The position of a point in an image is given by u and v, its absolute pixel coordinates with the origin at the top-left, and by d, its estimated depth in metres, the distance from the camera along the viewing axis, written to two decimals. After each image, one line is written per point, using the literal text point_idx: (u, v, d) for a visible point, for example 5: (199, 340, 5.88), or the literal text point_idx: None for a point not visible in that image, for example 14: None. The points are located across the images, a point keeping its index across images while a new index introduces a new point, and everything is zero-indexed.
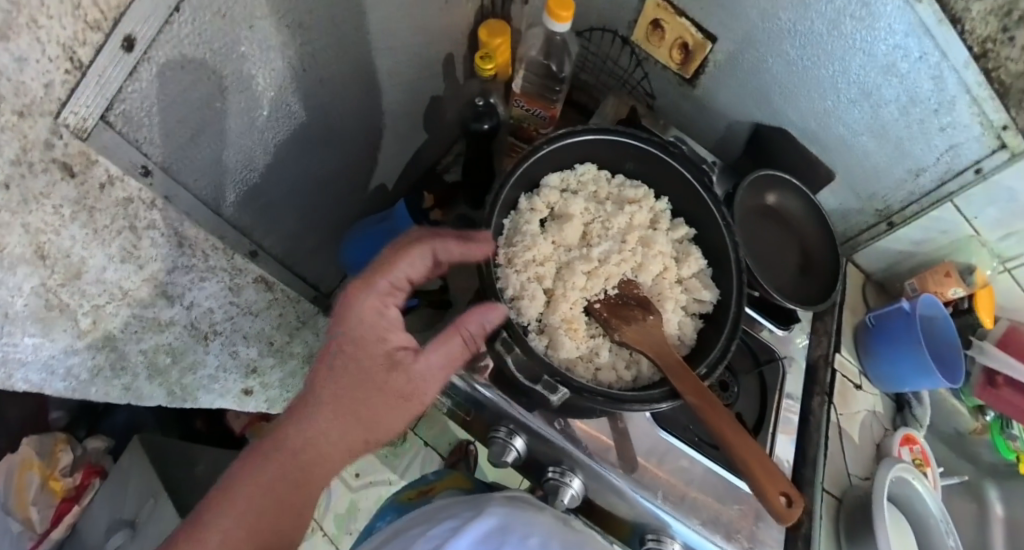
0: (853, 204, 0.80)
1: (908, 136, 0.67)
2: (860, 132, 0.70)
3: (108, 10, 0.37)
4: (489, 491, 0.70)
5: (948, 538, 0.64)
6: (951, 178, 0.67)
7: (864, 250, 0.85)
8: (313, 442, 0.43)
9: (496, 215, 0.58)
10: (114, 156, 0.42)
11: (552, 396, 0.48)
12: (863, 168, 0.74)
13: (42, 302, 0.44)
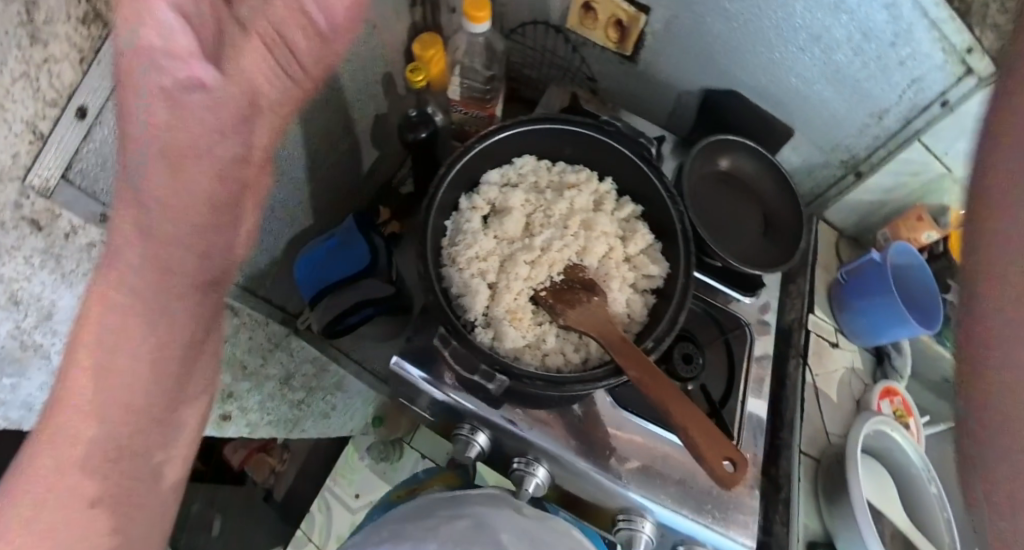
0: (817, 158, 0.78)
1: (865, 78, 0.64)
2: (815, 81, 0.67)
3: (63, 89, 0.39)
4: (474, 489, 0.71)
5: (930, 485, 0.67)
6: (916, 115, 0.65)
7: (834, 206, 0.83)
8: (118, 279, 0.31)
9: (433, 217, 0.59)
10: (75, 209, 0.43)
11: (492, 383, 0.51)
12: (821, 122, 0.73)
13: (17, 343, 0.47)
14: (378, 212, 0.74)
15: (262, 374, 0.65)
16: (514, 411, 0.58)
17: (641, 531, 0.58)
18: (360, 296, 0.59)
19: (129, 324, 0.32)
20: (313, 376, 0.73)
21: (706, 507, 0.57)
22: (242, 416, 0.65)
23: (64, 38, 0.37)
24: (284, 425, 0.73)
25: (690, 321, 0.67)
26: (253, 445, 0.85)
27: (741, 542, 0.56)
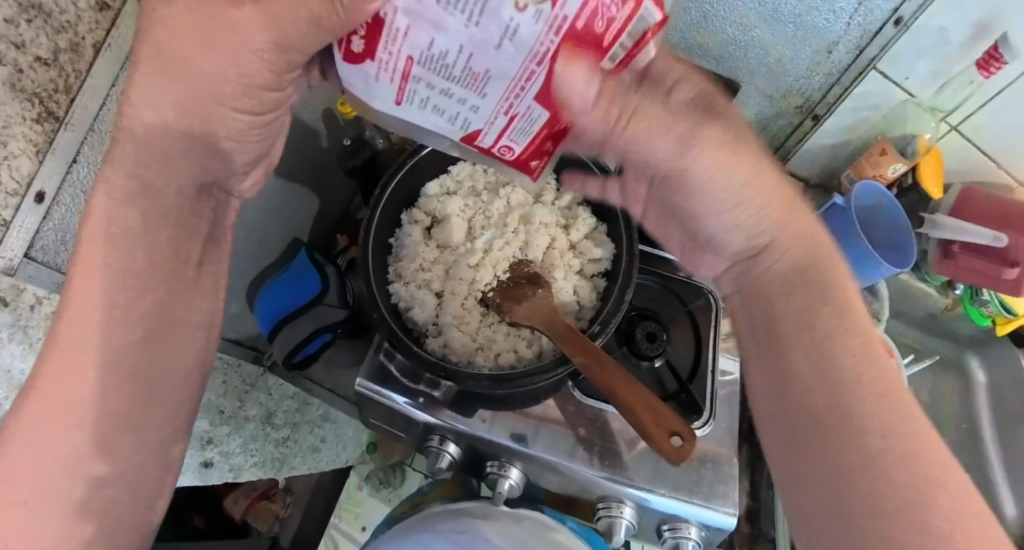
0: (769, 110, 0.69)
1: (806, 11, 0.56)
2: (753, 26, 0.59)
3: (21, 178, 0.44)
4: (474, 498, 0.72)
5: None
6: (868, 42, 0.59)
7: (795, 156, 0.74)
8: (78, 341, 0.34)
9: (374, 236, 0.58)
10: (37, 280, 0.48)
11: (437, 391, 0.57)
12: (765, 71, 0.64)
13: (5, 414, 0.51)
14: (337, 241, 0.75)
15: (241, 415, 0.68)
16: (481, 415, 0.58)
17: (620, 517, 0.58)
18: (315, 323, 0.61)
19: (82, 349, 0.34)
20: (296, 411, 0.76)
21: (683, 484, 0.56)
22: (224, 461, 0.68)
23: (19, 136, 0.43)
24: (270, 464, 0.76)
25: (653, 300, 0.65)
26: (252, 494, 0.86)
27: (724, 512, 0.56)
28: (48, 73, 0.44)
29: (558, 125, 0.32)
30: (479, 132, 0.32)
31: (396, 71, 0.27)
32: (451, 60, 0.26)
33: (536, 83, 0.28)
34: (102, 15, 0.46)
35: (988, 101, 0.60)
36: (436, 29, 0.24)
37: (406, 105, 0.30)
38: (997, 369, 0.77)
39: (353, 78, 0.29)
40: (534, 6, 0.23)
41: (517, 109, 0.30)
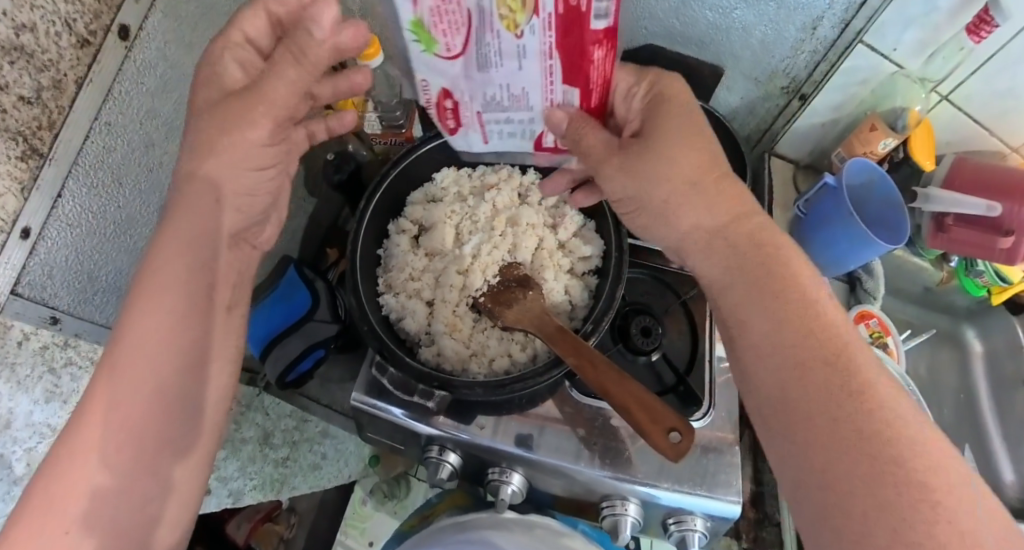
0: (755, 93, 0.67)
1: None
2: (733, 7, 0.56)
3: (8, 215, 0.44)
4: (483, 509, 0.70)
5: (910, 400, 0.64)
6: (855, 13, 0.54)
7: (784, 139, 0.71)
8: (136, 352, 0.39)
9: (361, 249, 0.57)
10: (26, 316, 0.48)
11: (431, 400, 0.52)
12: (750, 54, 0.61)
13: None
14: (326, 254, 0.72)
15: (238, 438, 0.70)
16: (479, 422, 0.58)
17: (624, 514, 0.57)
18: (306, 341, 0.61)
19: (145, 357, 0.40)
20: (295, 430, 0.77)
21: (685, 475, 0.56)
22: (222, 486, 0.70)
23: (3, 175, 0.43)
24: (269, 486, 0.76)
25: (646, 295, 0.64)
26: (255, 517, 0.85)
27: (728, 501, 0.55)
28: (31, 112, 0.44)
29: (596, 95, 0.42)
30: (542, 136, 0.46)
31: (477, 123, 0.45)
32: (500, 97, 0.41)
33: (558, 71, 0.38)
34: (83, 52, 0.47)
35: (981, 67, 0.57)
36: (483, 84, 0.40)
37: (491, 140, 0.48)
38: (995, 336, 0.74)
39: (454, 136, 0.49)
40: (526, 28, 0.34)
41: (556, 96, 0.41)
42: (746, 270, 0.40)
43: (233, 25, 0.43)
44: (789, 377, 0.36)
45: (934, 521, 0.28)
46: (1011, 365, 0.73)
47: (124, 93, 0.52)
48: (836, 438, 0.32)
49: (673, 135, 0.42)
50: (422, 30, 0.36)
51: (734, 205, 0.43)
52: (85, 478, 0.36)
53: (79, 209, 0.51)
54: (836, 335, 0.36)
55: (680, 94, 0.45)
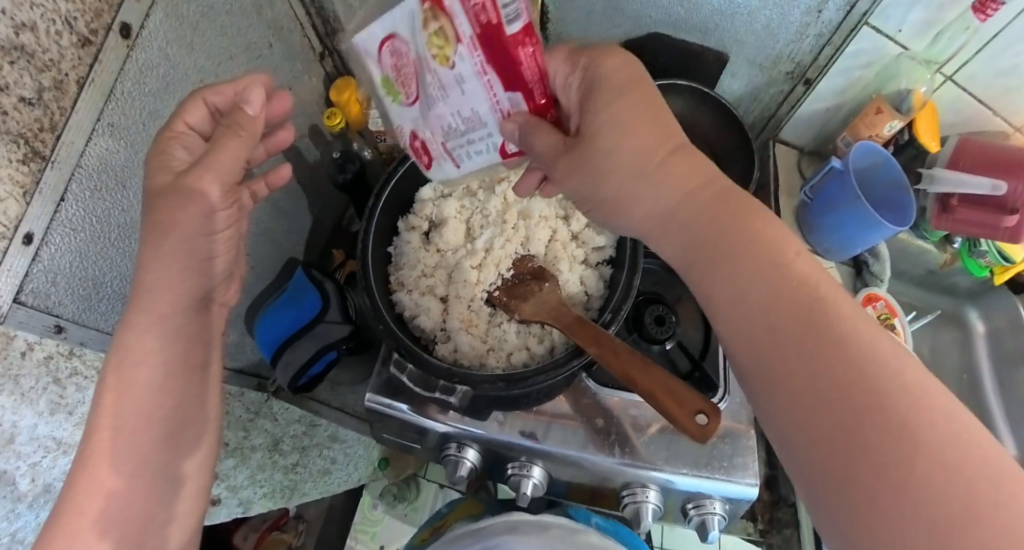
0: (759, 79, 0.69)
1: None
2: None
3: (10, 220, 0.43)
4: (505, 511, 0.70)
5: None
6: None
7: (788, 125, 0.74)
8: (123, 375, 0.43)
9: (372, 248, 0.57)
10: (29, 326, 0.46)
11: (453, 396, 0.53)
12: (754, 39, 0.63)
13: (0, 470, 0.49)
14: (332, 256, 0.73)
15: (248, 446, 0.67)
16: (497, 417, 0.57)
17: (645, 501, 0.57)
18: (317, 344, 0.60)
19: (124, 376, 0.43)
20: (304, 435, 0.74)
21: (703, 459, 0.56)
22: (231, 497, 0.67)
23: (4, 179, 0.42)
24: (280, 494, 0.75)
25: (658, 284, 0.64)
26: (263, 526, 0.83)
27: (745, 483, 0.55)
28: (32, 113, 0.43)
29: (539, 89, 0.38)
30: (504, 146, 0.42)
31: (444, 153, 0.45)
32: (455, 123, 0.41)
33: (499, 84, 0.37)
34: (85, 51, 0.46)
35: (983, 47, 0.58)
36: (437, 117, 0.42)
37: (462, 164, 0.46)
38: (997, 315, 0.76)
39: (436, 174, 0.49)
40: (455, 57, 0.36)
41: (502, 107, 0.39)
42: (712, 234, 0.37)
43: (175, 116, 0.46)
44: (762, 340, 0.34)
45: (923, 467, 0.27)
46: (1014, 343, 0.74)
47: (126, 93, 0.51)
48: (813, 396, 0.31)
49: (608, 126, 0.39)
50: (388, 84, 0.43)
51: (690, 177, 0.39)
52: (101, 487, 0.41)
53: (82, 214, 0.49)
54: (809, 287, 0.33)
55: (621, 70, 0.41)
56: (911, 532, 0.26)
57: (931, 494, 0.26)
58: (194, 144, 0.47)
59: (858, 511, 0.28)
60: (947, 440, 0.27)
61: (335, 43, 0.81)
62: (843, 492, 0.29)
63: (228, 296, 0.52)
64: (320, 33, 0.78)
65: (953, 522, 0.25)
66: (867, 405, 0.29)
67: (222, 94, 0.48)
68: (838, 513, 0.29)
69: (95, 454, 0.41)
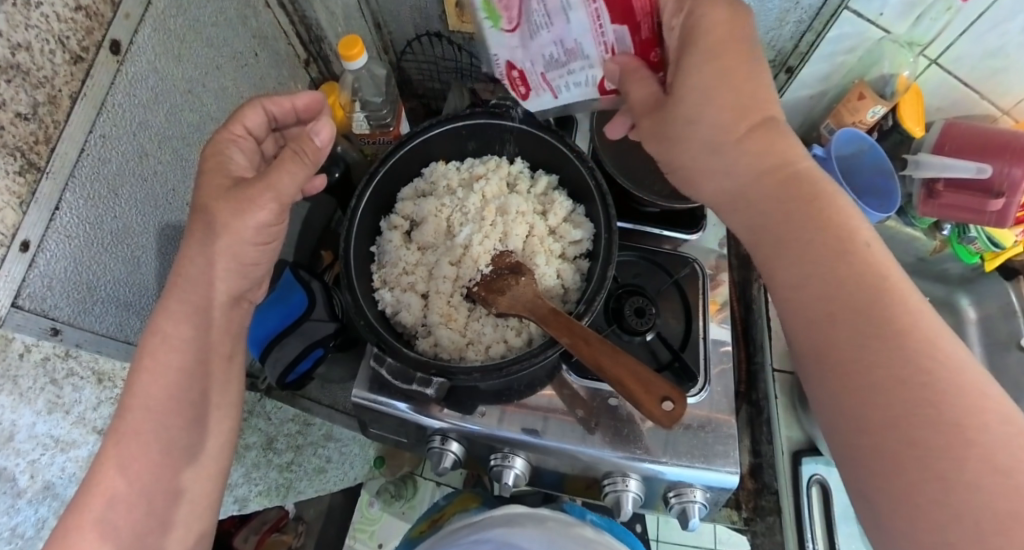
0: None
1: None
2: None
3: (7, 229, 0.44)
4: (503, 504, 0.71)
5: None
6: None
7: None
8: (148, 379, 0.45)
9: (354, 246, 0.58)
10: (27, 329, 0.48)
11: (430, 387, 0.52)
12: None
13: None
14: (320, 258, 0.74)
15: (243, 445, 0.68)
16: (480, 410, 0.59)
17: (626, 490, 0.57)
18: (305, 342, 0.61)
19: (141, 378, 0.45)
20: (298, 434, 0.76)
21: (682, 448, 0.56)
22: (228, 494, 0.68)
23: (2, 189, 0.43)
24: (276, 492, 0.76)
25: (639, 275, 0.64)
26: (263, 529, 0.84)
27: (725, 471, 0.55)
28: (28, 127, 0.45)
29: (647, 23, 0.40)
30: (603, 82, 0.45)
31: (546, 83, 0.47)
32: (556, 53, 0.44)
33: (606, 14, 0.39)
34: (77, 67, 0.48)
35: (970, 26, 0.56)
36: (537, 47, 0.44)
37: (559, 94, 0.48)
38: (988, 301, 0.74)
39: (530, 104, 0.51)
40: None
41: (607, 40, 0.41)
42: (774, 221, 0.39)
43: (234, 119, 0.51)
44: (819, 324, 0.35)
45: (975, 467, 0.28)
46: (1005, 328, 0.73)
47: (118, 106, 0.53)
48: (870, 387, 0.32)
49: (698, 92, 0.39)
50: (490, 8, 0.42)
51: (767, 155, 0.40)
52: (106, 481, 0.42)
53: (77, 221, 0.51)
54: (875, 279, 0.34)
55: (721, 25, 0.39)
56: (947, 522, 0.28)
57: (976, 493, 0.27)
58: (249, 148, 0.52)
59: (898, 500, 0.30)
60: (999, 445, 0.28)
61: (320, 49, 0.84)
62: (885, 479, 0.31)
63: (256, 295, 0.54)
64: (304, 40, 0.81)
65: (998, 522, 0.26)
66: (927, 405, 0.30)
67: (280, 103, 0.53)
68: (877, 489, 0.31)
69: (108, 451, 0.43)
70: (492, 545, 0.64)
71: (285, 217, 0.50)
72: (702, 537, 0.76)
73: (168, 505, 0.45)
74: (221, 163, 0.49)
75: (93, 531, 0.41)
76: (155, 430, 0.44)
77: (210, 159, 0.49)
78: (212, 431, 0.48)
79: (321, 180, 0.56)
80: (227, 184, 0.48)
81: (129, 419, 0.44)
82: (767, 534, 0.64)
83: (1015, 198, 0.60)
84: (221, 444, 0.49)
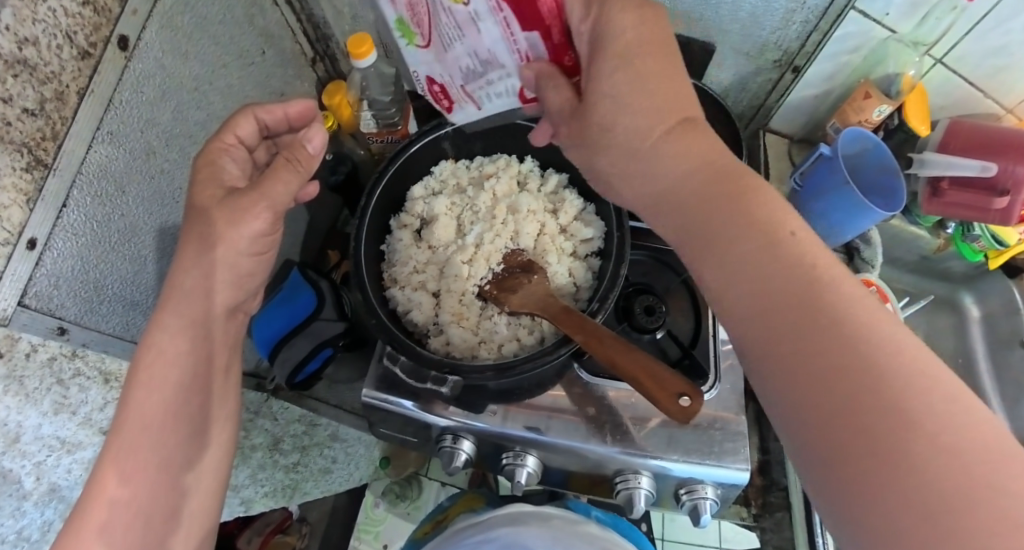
0: (747, 68, 0.70)
1: None
2: None
3: (13, 227, 0.44)
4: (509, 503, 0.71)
5: None
6: None
7: (778, 114, 0.75)
8: (149, 382, 0.44)
9: (367, 245, 0.58)
10: (33, 329, 0.47)
11: (444, 386, 0.52)
12: (739, 28, 0.64)
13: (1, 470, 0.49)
14: (327, 257, 0.74)
15: (249, 445, 0.67)
16: (491, 409, 0.59)
17: (638, 487, 0.58)
18: (313, 342, 0.61)
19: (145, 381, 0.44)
20: (304, 434, 0.75)
21: (692, 446, 0.56)
22: (234, 495, 0.68)
23: (9, 186, 0.43)
24: (281, 493, 0.76)
25: (647, 275, 0.65)
26: (265, 530, 0.82)
27: (736, 468, 0.55)
28: (35, 124, 0.44)
29: (558, 28, 0.39)
30: (522, 90, 0.45)
31: (467, 92, 0.48)
32: (473, 65, 0.44)
33: (516, 22, 0.39)
34: (84, 64, 0.47)
35: (975, 26, 0.57)
36: (452, 59, 0.44)
37: (482, 105, 0.49)
38: (990, 299, 0.75)
39: (458, 117, 0.52)
40: None
41: (520, 48, 0.41)
42: (704, 217, 0.36)
43: (227, 127, 0.50)
44: (753, 322, 0.32)
45: (926, 451, 0.25)
46: (1008, 326, 0.74)
47: (124, 102, 0.52)
48: (809, 387, 0.29)
49: (610, 100, 0.39)
50: (404, 25, 0.44)
51: (694, 152, 0.38)
52: (114, 486, 0.41)
53: (84, 219, 0.51)
54: (801, 266, 0.31)
55: (631, 24, 0.39)
56: (904, 519, 0.24)
57: (935, 483, 0.24)
58: (241, 157, 0.51)
59: (854, 499, 0.26)
60: (945, 423, 0.25)
61: (327, 47, 0.84)
62: (840, 482, 0.27)
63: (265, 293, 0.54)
64: (311, 38, 0.81)
65: (947, 505, 0.23)
66: (870, 395, 0.27)
67: (272, 111, 0.53)
68: (840, 498, 0.27)
69: (113, 457, 0.42)
70: (500, 544, 0.64)
71: (279, 226, 0.49)
72: (709, 535, 0.76)
73: (167, 522, 0.44)
74: (214, 171, 0.49)
75: (101, 536, 0.40)
76: (154, 446, 0.43)
77: (202, 168, 0.49)
78: (211, 444, 0.47)
79: (314, 187, 0.56)
80: (226, 191, 0.48)
81: (131, 423, 0.43)
82: (776, 530, 0.65)
83: (1018, 197, 0.61)
84: (216, 458, 0.48)
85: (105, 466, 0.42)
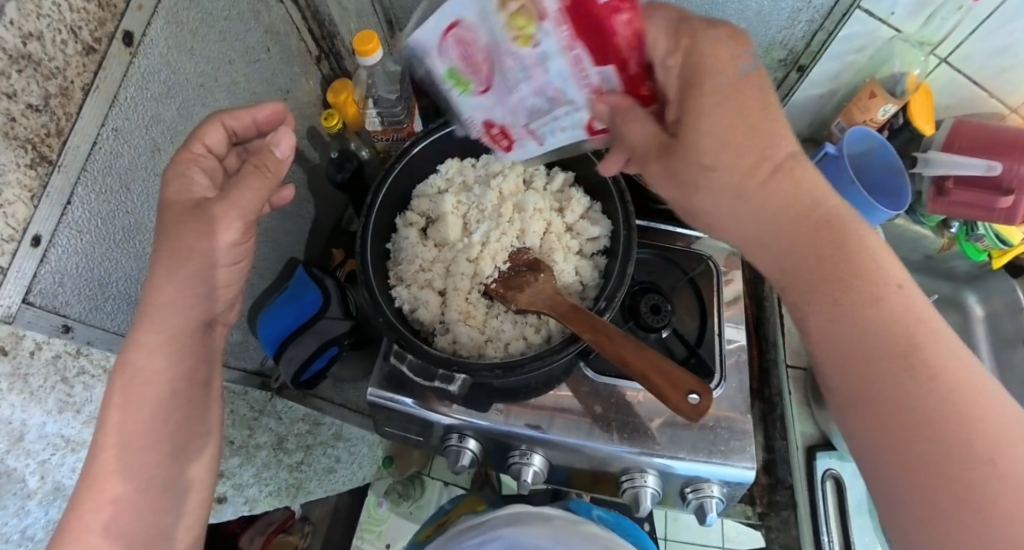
0: None
1: None
2: None
3: (18, 224, 0.44)
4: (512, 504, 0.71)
5: None
6: None
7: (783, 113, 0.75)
8: (138, 388, 0.44)
9: (373, 243, 0.57)
10: (38, 326, 0.47)
11: (452, 384, 0.55)
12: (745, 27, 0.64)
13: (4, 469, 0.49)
14: (332, 256, 0.74)
15: (253, 444, 0.67)
16: (497, 407, 0.58)
17: (644, 486, 0.58)
18: (319, 340, 0.61)
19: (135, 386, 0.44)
20: (309, 433, 0.75)
21: (700, 445, 0.56)
22: (238, 495, 0.68)
23: (14, 182, 0.43)
24: (284, 493, 0.76)
25: (653, 273, 0.65)
26: (269, 530, 0.83)
27: (742, 466, 0.55)
28: (40, 120, 0.44)
29: (634, 59, 0.37)
30: (590, 123, 0.42)
31: (528, 128, 0.44)
32: (538, 104, 0.41)
33: (586, 58, 0.36)
34: (89, 59, 0.47)
35: (981, 24, 0.57)
36: (516, 102, 0.41)
37: (544, 141, 0.45)
38: (994, 298, 0.76)
39: (515, 154, 0.49)
40: (539, 35, 0.35)
41: (591, 81, 0.38)
42: (804, 263, 0.37)
43: (193, 138, 0.49)
44: (852, 363, 0.35)
45: (1005, 492, 0.29)
46: (1011, 325, 0.74)
47: (129, 99, 0.52)
48: (904, 428, 0.32)
49: (713, 137, 0.38)
50: (456, 76, 0.41)
51: (793, 198, 0.38)
52: (113, 489, 0.42)
53: (88, 216, 0.50)
54: (905, 318, 0.34)
55: (723, 61, 0.38)
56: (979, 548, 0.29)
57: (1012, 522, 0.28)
58: (210, 166, 0.50)
59: (935, 534, 0.31)
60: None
61: (332, 45, 0.83)
62: (920, 515, 0.31)
63: None
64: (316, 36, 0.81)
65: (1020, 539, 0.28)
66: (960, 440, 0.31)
67: (239, 118, 0.52)
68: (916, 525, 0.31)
69: (106, 462, 0.42)
70: (503, 544, 0.63)
71: (251, 235, 0.49)
72: (711, 535, 0.76)
73: (171, 517, 0.45)
74: (182, 185, 0.48)
75: (104, 536, 0.41)
76: (142, 462, 0.44)
77: (172, 181, 0.48)
78: (206, 445, 0.48)
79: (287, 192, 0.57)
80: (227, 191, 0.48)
81: (122, 429, 0.43)
82: (782, 528, 0.65)
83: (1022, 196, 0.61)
84: (210, 458, 0.49)
85: (102, 470, 0.42)
